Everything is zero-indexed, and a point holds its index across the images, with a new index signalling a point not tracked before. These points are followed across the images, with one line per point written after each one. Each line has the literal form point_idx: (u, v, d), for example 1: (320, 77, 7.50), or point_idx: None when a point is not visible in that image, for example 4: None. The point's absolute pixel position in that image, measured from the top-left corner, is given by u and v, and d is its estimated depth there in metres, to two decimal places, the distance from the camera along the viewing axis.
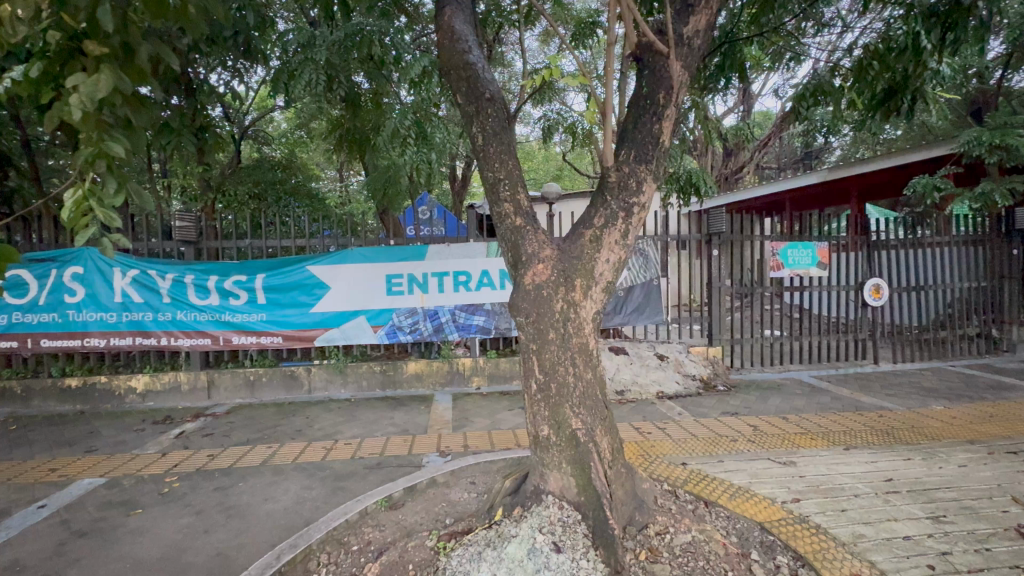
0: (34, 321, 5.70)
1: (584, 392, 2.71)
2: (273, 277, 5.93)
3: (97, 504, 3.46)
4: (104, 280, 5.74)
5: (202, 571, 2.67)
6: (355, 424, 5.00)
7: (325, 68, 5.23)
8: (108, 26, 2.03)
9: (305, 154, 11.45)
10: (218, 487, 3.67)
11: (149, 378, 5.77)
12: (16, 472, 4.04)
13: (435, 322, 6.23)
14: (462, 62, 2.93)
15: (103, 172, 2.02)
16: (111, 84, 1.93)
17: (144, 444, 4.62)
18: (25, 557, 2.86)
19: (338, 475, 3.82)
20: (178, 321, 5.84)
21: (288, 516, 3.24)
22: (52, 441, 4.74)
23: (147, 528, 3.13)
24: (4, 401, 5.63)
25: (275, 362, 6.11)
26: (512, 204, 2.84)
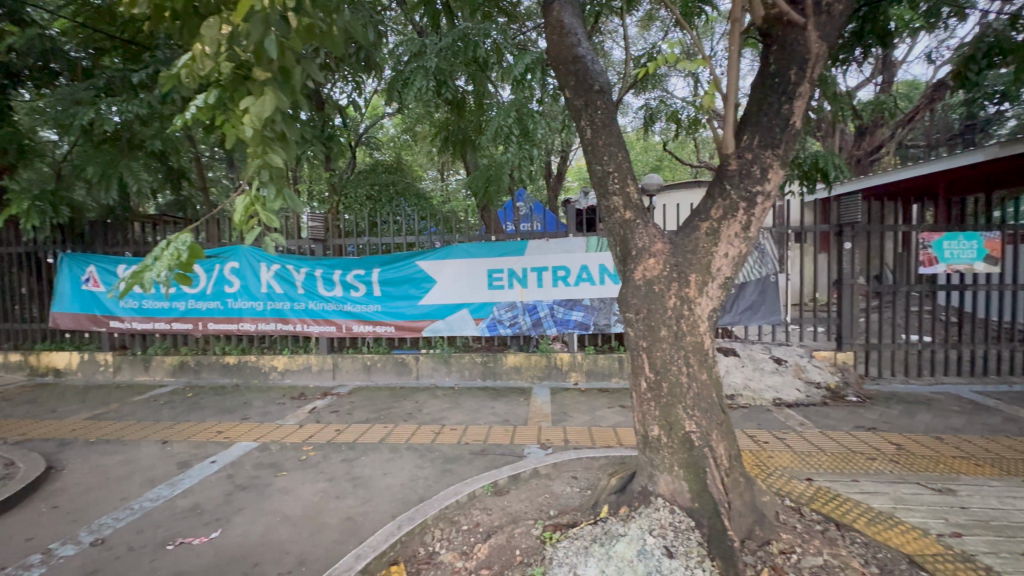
0: (203, 307, 6.83)
1: (699, 394, 2.58)
2: (387, 271, 6.46)
3: (252, 464, 4.06)
4: (253, 273, 6.68)
5: (336, 532, 3.01)
6: (460, 411, 5.28)
7: (435, 74, 5.53)
8: (272, 54, 2.37)
9: (411, 156, 12.24)
10: (345, 459, 4.11)
11: (288, 359, 6.63)
12: (193, 432, 4.89)
13: (534, 316, 6.32)
14: (571, 55, 2.91)
15: (265, 180, 2.35)
16: (274, 104, 2.26)
17: (285, 416, 5.31)
18: (203, 502, 3.45)
19: (447, 458, 4.07)
20: (310, 310, 6.62)
21: (404, 491, 3.53)
22: (217, 408, 5.65)
23: (291, 488, 3.60)
24: (183, 373, 6.83)
25: (388, 349, 6.66)
26: (622, 197, 2.78)
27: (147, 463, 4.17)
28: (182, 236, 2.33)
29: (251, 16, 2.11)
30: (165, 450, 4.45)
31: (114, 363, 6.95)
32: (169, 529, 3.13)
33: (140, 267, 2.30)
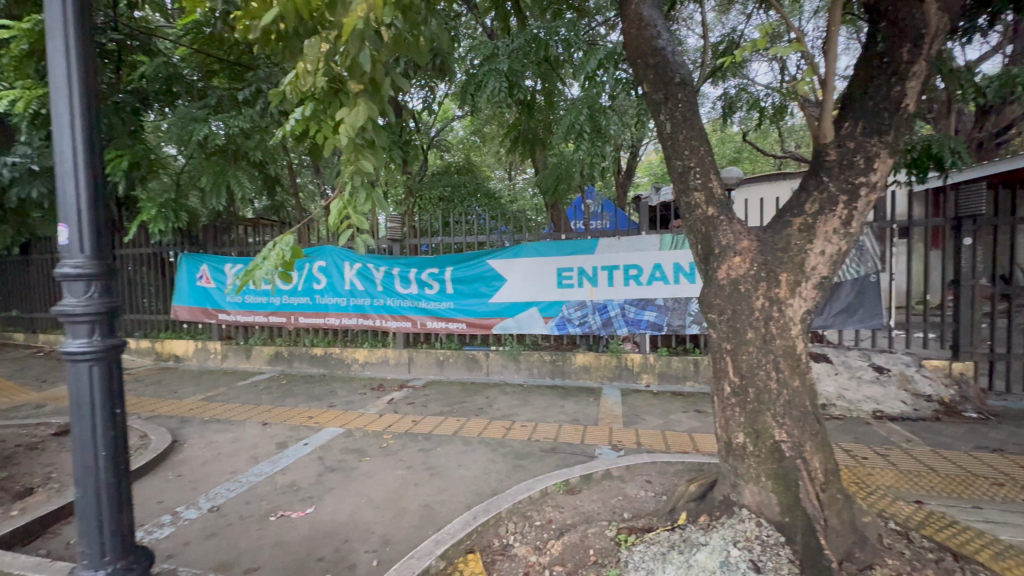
0: (295, 302, 7.46)
1: (790, 401, 2.42)
2: (460, 269, 6.66)
3: (339, 448, 4.39)
4: (339, 271, 7.19)
5: (416, 517, 3.17)
6: (529, 409, 5.33)
7: (507, 76, 5.61)
8: (365, 67, 2.55)
9: (479, 157, 12.52)
10: (422, 448, 4.31)
11: (368, 352, 7.07)
12: (288, 416, 5.38)
13: (604, 316, 6.23)
14: (650, 48, 2.83)
15: (357, 185, 2.53)
16: (366, 114, 2.43)
17: (366, 405, 5.68)
18: (299, 480, 3.78)
19: (518, 454, 4.13)
20: (388, 306, 7.00)
21: (478, 483, 3.63)
22: (307, 395, 6.16)
23: (373, 473, 3.85)
24: (277, 362, 7.51)
25: (460, 346, 6.88)
26: (704, 192, 2.66)
27: (251, 442, 4.64)
28: (286, 238, 2.57)
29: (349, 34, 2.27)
30: (265, 431, 4.93)
31: (222, 351, 7.80)
32: (272, 502, 3.46)
33: (252, 266, 2.58)
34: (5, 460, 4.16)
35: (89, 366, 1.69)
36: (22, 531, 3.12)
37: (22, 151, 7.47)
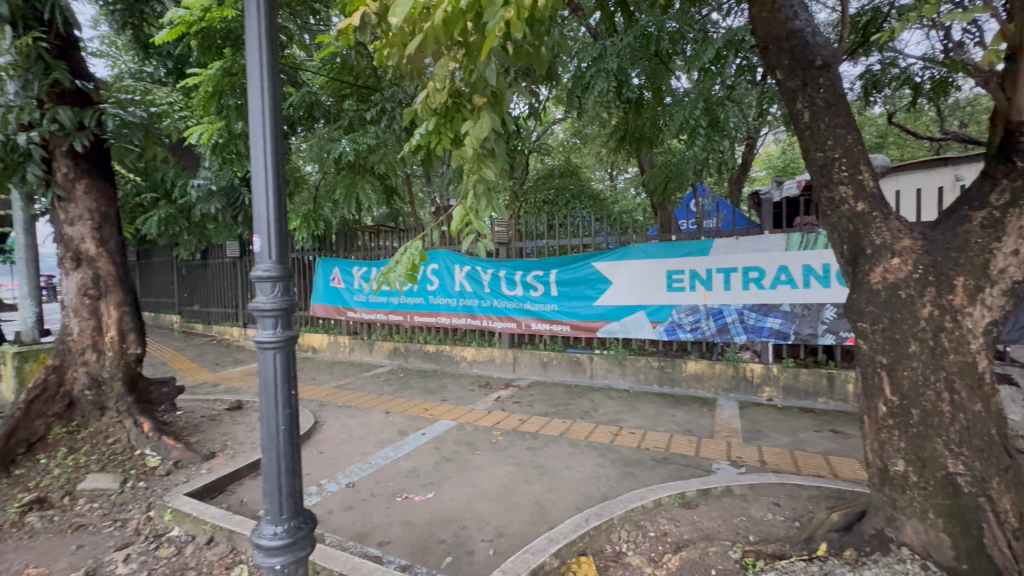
0: (411, 302, 8.08)
1: (969, 429, 2.07)
2: (564, 272, 6.68)
3: (453, 440, 4.66)
4: (450, 274, 7.64)
5: (526, 513, 3.26)
6: (636, 415, 5.18)
7: (616, 75, 5.50)
8: (489, 81, 2.72)
9: (579, 158, 12.43)
10: (530, 447, 4.42)
11: (475, 351, 7.41)
12: (407, 406, 5.86)
13: (719, 321, 5.82)
14: (785, 30, 2.59)
15: (479, 192, 2.68)
16: (489, 126, 2.59)
17: (475, 401, 5.96)
18: (419, 466, 4.10)
19: (628, 461, 4.04)
20: (494, 307, 7.27)
21: (587, 486, 3.63)
22: (422, 389, 6.65)
23: (486, 467, 4.03)
24: (396, 357, 8.20)
25: (564, 348, 6.90)
26: (852, 185, 2.39)
27: (376, 428, 5.13)
28: (415, 244, 2.81)
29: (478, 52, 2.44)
30: (389, 419, 5.43)
31: (350, 345, 8.72)
32: (397, 484, 3.80)
33: (387, 269, 2.87)
34: (195, 427, 5.10)
35: (272, 353, 2.01)
36: (210, 487, 3.80)
37: (205, 175, 9.09)
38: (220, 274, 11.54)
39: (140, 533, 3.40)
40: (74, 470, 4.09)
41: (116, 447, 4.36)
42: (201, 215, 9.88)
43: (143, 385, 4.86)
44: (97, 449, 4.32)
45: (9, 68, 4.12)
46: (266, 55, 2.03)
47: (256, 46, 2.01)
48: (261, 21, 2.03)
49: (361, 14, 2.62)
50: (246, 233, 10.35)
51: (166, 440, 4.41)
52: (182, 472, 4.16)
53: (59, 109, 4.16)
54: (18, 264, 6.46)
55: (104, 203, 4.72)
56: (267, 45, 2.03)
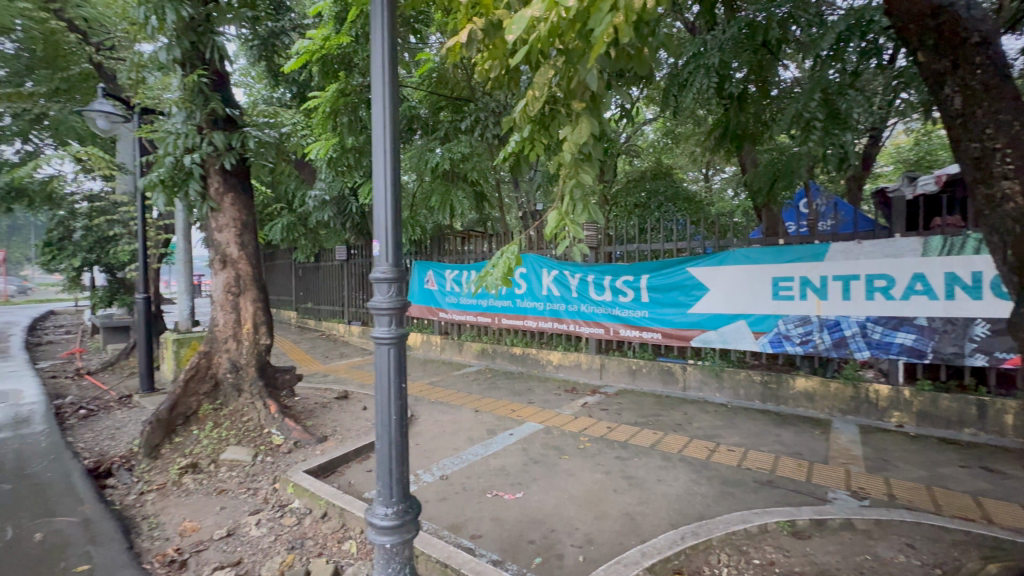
0: (498, 305, 8.27)
1: None
2: (656, 277, 6.42)
3: (541, 443, 4.69)
4: (537, 277, 7.68)
5: (617, 523, 3.19)
6: (736, 432, 4.83)
7: (717, 70, 5.17)
8: (588, 86, 2.74)
9: (671, 159, 11.91)
10: (619, 456, 4.32)
11: (561, 355, 7.40)
12: (495, 406, 6.02)
13: (836, 335, 5.23)
14: (929, 7, 2.25)
15: (576, 197, 2.69)
16: (588, 130, 2.60)
17: (562, 405, 5.96)
18: (508, 466, 4.19)
19: (727, 480, 3.79)
20: (582, 312, 7.19)
21: (682, 502, 3.46)
22: (509, 390, 6.78)
23: (574, 472, 4.01)
24: (483, 357, 8.45)
25: (654, 356, 6.65)
26: (1019, 180, 2.07)
27: (466, 426, 5.34)
28: (511, 248, 2.90)
29: (581, 59, 2.48)
30: (478, 417, 5.62)
31: (441, 344, 9.15)
32: (488, 481, 3.92)
33: (484, 272, 2.99)
34: (310, 412, 5.69)
35: (387, 349, 2.20)
36: (324, 467, 4.22)
37: (320, 187, 10.09)
38: (329, 275, 12.75)
39: (268, 502, 3.87)
40: (217, 441, 4.76)
41: (249, 424, 5.00)
42: (315, 222, 11.03)
43: (271, 372, 5.54)
44: (235, 424, 4.99)
45: (179, 101, 4.94)
46: (389, 76, 2.23)
47: (380, 69, 2.21)
48: (384, 45, 2.25)
49: (469, 30, 2.78)
50: (352, 238, 11.34)
51: (288, 422, 4.97)
52: (300, 451, 4.67)
53: (214, 134, 4.93)
54: (177, 265, 7.68)
55: (244, 213, 5.47)
56: (390, 66, 2.23)
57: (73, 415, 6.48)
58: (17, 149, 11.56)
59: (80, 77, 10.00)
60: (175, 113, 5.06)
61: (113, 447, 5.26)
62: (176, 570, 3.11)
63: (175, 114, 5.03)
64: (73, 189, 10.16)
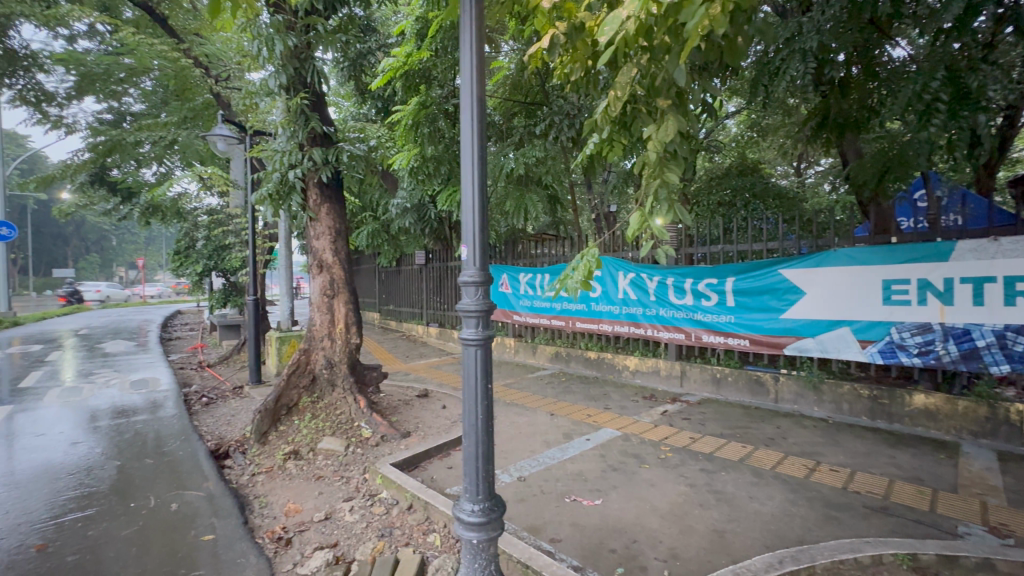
0: (572, 308, 8.18)
1: None
2: (743, 280, 6.01)
3: (619, 450, 4.58)
4: (613, 280, 7.48)
5: (704, 540, 3.03)
6: (840, 451, 4.37)
7: (815, 54, 4.70)
8: (675, 82, 2.67)
9: (757, 154, 11.14)
10: (705, 469, 4.09)
11: (638, 360, 7.17)
12: (571, 410, 5.97)
13: (964, 345, 4.57)
14: None
15: (661, 197, 2.60)
16: (675, 128, 2.52)
17: (640, 413, 5.76)
18: (586, 471, 4.13)
19: (830, 503, 3.44)
20: (661, 316, 6.89)
21: (778, 523, 3.20)
22: (584, 395, 6.69)
23: (655, 482, 3.87)
24: (557, 361, 8.42)
25: (741, 365, 6.23)
26: None
27: (542, 429, 5.34)
28: (592, 251, 2.89)
29: (670, 55, 2.41)
30: (554, 421, 5.61)
31: (515, 347, 9.24)
32: (565, 485, 3.89)
33: (564, 275, 3.00)
34: (394, 408, 6.02)
35: (475, 349, 2.27)
36: (408, 461, 4.45)
37: (402, 195, 10.65)
38: (409, 278, 13.42)
39: (359, 490, 4.15)
40: (315, 431, 5.19)
41: (342, 417, 5.39)
42: (397, 229, 11.68)
43: (360, 369, 5.94)
44: (329, 417, 5.40)
45: (284, 122, 5.46)
46: (476, 84, 2.30)
47: (468, 79, 2.29)
48: (472, 56, 2.33)
49: (552, 36, 2.83)
50: (430, 243, 11.85)
51: (375, 417, 5.30)
52: (387, 445, 4.95)
53: (313, 150, 5.41)
54: (279, 270, 8.50)
55: (337, 222, 5.93)
56: (477, 74, 2.30)
57: (198, 402, 7.41)
58: (155, 171, 13.45)
59: (203, 106, 11.23)
60: (281, 133, 5.61)
61: (229, 432, 5.92)
62: (283, 546, 3.43)
63: (280, 134, 5.57)
64: (197, 205, 11.61)
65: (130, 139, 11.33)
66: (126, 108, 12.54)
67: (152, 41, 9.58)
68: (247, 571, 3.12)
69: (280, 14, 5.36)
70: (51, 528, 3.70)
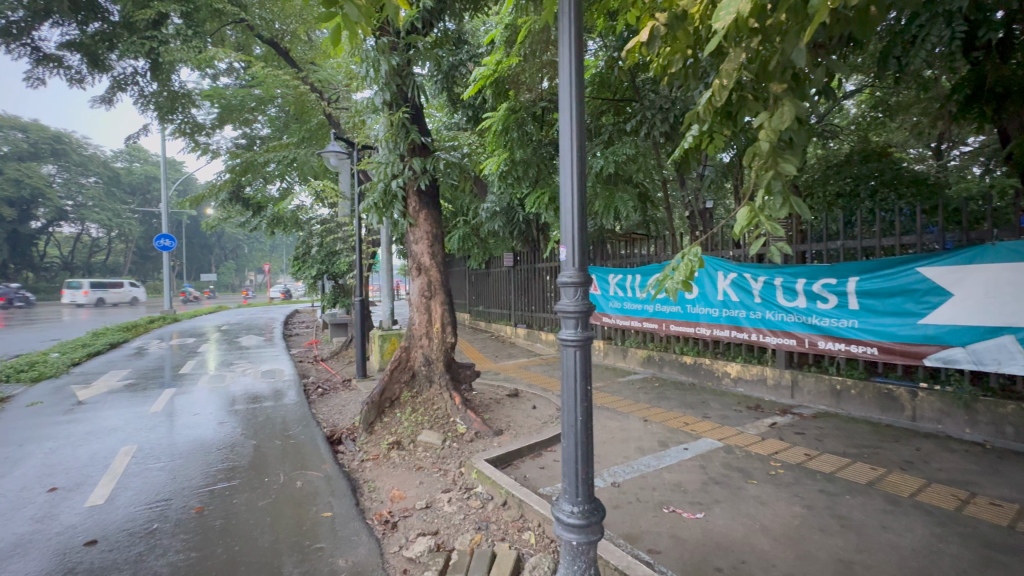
0: (666, 310, 7.81)
1: None
2: (870, 280, 5.31)
3: (721, 462, 4.29)
4: (711, 281, 7.01)
5: (827, 569, 2.73)
6: (1002, 482, 3.68)
7: (965, 15, 4.01)
8: (791, 65, 2.47)
9: (882, 137, 9.80)
10: (824, 490, 3.68)
11: (741, 367, 6.66)
12: (666, 417, 5.71)
13: None
14: None
15: (776, 189, 2.40)
16: (793, 113, 2.30)
17: (744, 424, 5.34)
18: (685, 482, 3.92)
19: (991, 543, 2.92)
20: (767, 320, 6.32)
21: (921, 560, 2.78)
22: (680, 402, 6.36)
23: (765, 500, 3.56)
24: (649, 365, 8.10)
25: (867, 376, 5.51)
26: None
27: (636, 435, 5.17)
28: (694, 250, 2.75)
29: (789, 32, 2.24)
30: (648, 427, 5.40)
31: (604, 349, 9.06)
32: (663, 495, 3.73)
33: (662, 275, 2.89)
34: (486, 406, 6.21)
35: (573, 350, 2.27)
36: (502, 458, 4.56)
37: (491, 200, 10.95)
38: (498, 280, 13.76)
39: (456, 483, 4.34)
40: (415, 424, 5.52)
41: (439, 412, 5.67)
42: (487, 232, 12.04)
43: (455, 367, 6.21)
44: (427, 411, 5.71)
45: (387, 136, 5.89)
46: (574, 85, 2.30)
47: (567, 81, 2.31)
48: (571, 57, 2.33)
49: (651, 28, 2.74)
50: (518, 246, 12.04)
51: (469, 413, 5.52)
52: (481, 441, 5.14)
53: (413, 161, 5.78)
54: (381, 273, 9.20)
55: (434, 227, 6.27)
56: (576, 75, 2.31)
57: (315, 393, 8.26)
58: (279, 187, 15.27)
59: (318, 126, 12.53)
60: (385, 147, 6.06)
61: (341, 420, 6.53)
62: (390, 529, 3.70)
63: (383, 148, 6.01)
64: (312, 215, 12.95)
65: (260, 160, 12.94)
66: (256, 133, 14.35)
67: (278, 73, 10.87)
68: (360, 548, 3.42)
69: (385, 36, 5.79)
70: (205, 494, 4.36)
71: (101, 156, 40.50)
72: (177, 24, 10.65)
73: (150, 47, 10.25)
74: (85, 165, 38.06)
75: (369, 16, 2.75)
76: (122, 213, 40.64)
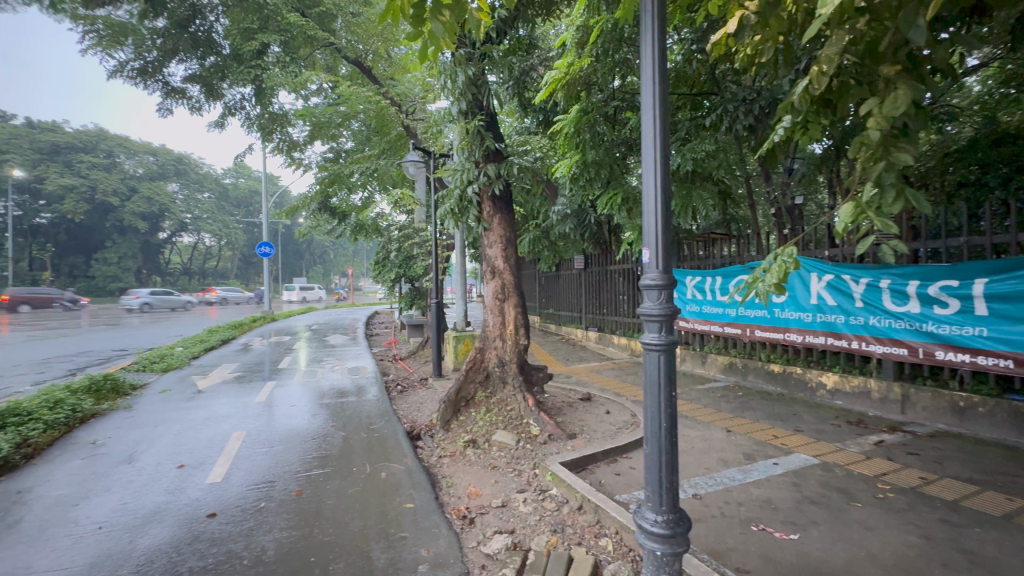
0: (751, 315, 7.33)
1: None
2: (1002, 282, 4.61)
3: (818, 481, 3.94)
4: (803, 284, 6.47)
5: None
6: None
7: None
8: (905, 43, 2.23)
9: None
10: (946, 519, 3.25)
11: (839, 378, 6.07)
12: (753, 429, 5.34)
13: None
14: None
15: (888, 181, 2.17)
16: (909, 98, 2.08)
17: (845, 440, 4.86)
18: (776, 500, 3.64)
19: None
20: (871, 326, 5.70)
21: None
22: (768, 413, 5.93)
23: (872, 525, 3.22)
24: (732, 372, 7.65)
25: (999, 392, 4.79)
26: None
27: (719, 445, 4.89)
28: (789, 250, 2.58)
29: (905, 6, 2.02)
30: (732, 438, 5.09)
31: (681, 355, 8.68)
32: (751, 511, 3.49)
33: (752, 277, 2.73)
34: (559, 409, 6.19)
35: (657, 354, 2.21)
36: (577, 463, 4.53)
37: (562, 202, 10.95)
38: (568, 283, 13.69)
39: (530, 484, 4.37)
40: (490, 423, 5.64)
41: (512, 413, 5.75)
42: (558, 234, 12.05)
43: (528, 368, 6.27)
44: (501, 412, 5.82)
45: (463, 145, 6.13)
46: (657, 84, 2.25)
47: (650, 80, 2.27)
48: (653, 56, 2.28)
49: (739, 18, 2.63)
50: (589, 247, 11.92)
51: (543, 415, 5.55)
52: (554, 443, 5.15)
53: (488, 166, 5.95)
54: (455, 275, 9.53)
55: (507, 230, 6.39)
56: (659, 73, 2.26)
57: (395, 390, 8.73)
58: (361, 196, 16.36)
59: (397, 137, 13.28)
60: (461, 155, 6.30)
61: (419, 417, 6.85)
62: (468, 524, 3.83)
63: (459, 156, 6.27)
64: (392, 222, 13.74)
65: (346, 172, 13.99)
66: (342, 147, 15.51)
67: (361, 90, 11.69)
68: (439, 540, 3.56)
69: (461, 48, 6.02)
70: (303, 478, 4.79)
71: (213, 174, 45.91)
72: (276, 52, 11.82)
73: (255, 75, 11.49)
74: (201, 182, 43.38)
75: (451, 30, 2.86)
76: (230, 224, 45.72)
